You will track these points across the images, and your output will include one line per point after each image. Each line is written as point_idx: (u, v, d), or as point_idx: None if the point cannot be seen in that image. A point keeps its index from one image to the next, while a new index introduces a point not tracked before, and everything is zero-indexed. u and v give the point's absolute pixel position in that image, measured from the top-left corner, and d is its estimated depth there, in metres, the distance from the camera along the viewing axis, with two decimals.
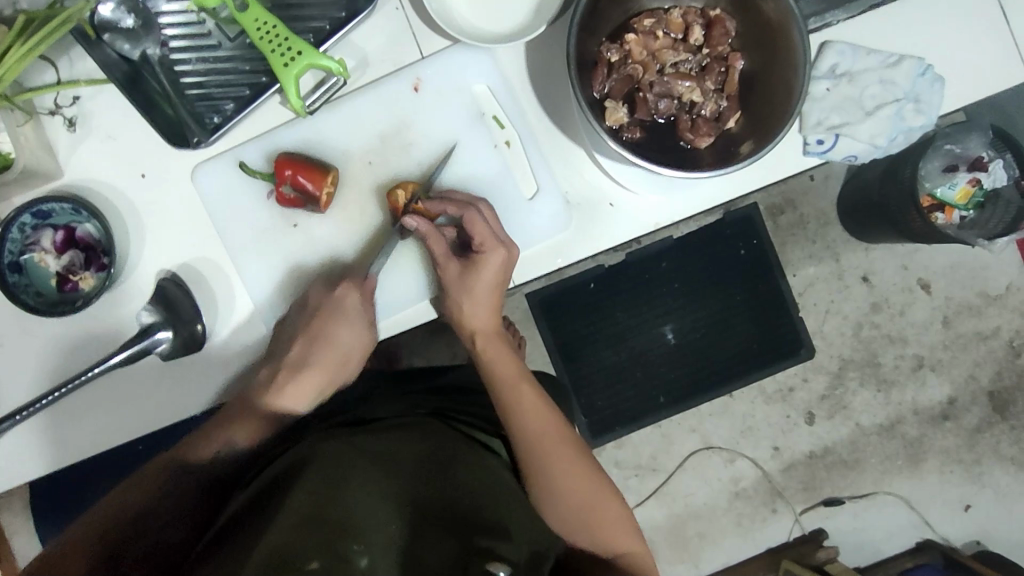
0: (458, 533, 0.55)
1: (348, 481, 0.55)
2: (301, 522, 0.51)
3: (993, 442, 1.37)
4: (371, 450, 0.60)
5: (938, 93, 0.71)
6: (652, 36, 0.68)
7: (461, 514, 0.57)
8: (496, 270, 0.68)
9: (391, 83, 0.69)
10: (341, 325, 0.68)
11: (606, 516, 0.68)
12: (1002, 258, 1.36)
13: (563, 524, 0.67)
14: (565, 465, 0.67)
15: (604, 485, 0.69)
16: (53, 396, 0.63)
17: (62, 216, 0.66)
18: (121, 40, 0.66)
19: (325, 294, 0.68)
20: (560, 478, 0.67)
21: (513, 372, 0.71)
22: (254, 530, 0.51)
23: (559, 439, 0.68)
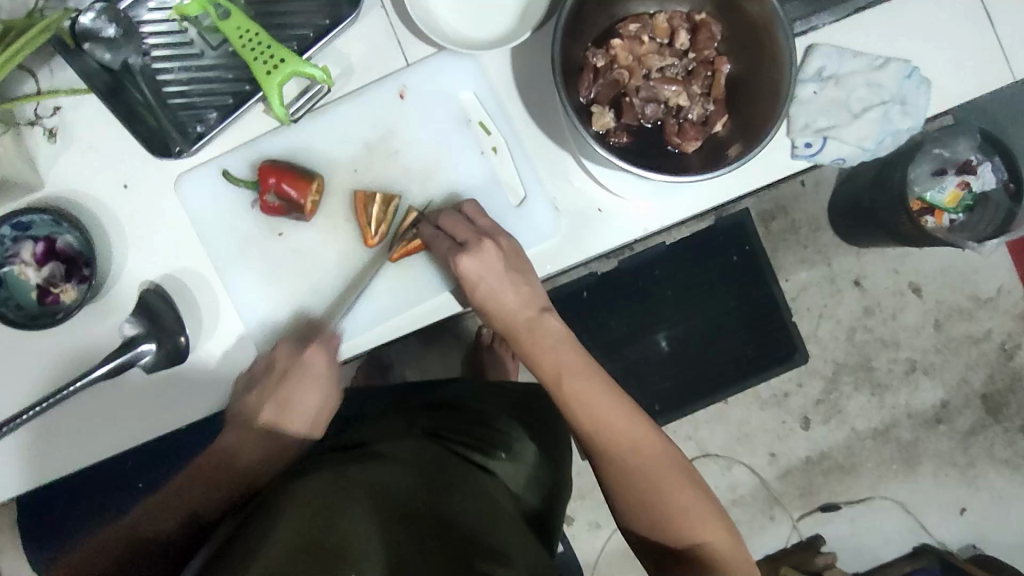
0: (461, 555, 0.52)
1: (336, 510, 0.52)
2: (298, 552, 0.48)
3: (988, 445, 1.37)
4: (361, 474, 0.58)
5: (924, 95, 0.71)
6: (638, 41, 0.68)
7: (464, 540, 0.53)
8: (485, 266, 0.65)
9: (377, 90, 0.69)
10: (306, 387, 0.65)
11: (684, 500, 0.63)
12: (992, 260, 1.36)
13: (635, 509, 0.64)
14: (627, 442, 0.64)
15: (677, 466, 0.65)
16: (34, 412, 0.62)
17: (42, 228, 0.65)
18: (101, 49, 0.65)
19: (293, 355, 0.66)
20: (626, 459, 0.64)
21: (554, 365, 0.67)
22: (241, 561, 0.48)
23: (625, 420, 0.65)
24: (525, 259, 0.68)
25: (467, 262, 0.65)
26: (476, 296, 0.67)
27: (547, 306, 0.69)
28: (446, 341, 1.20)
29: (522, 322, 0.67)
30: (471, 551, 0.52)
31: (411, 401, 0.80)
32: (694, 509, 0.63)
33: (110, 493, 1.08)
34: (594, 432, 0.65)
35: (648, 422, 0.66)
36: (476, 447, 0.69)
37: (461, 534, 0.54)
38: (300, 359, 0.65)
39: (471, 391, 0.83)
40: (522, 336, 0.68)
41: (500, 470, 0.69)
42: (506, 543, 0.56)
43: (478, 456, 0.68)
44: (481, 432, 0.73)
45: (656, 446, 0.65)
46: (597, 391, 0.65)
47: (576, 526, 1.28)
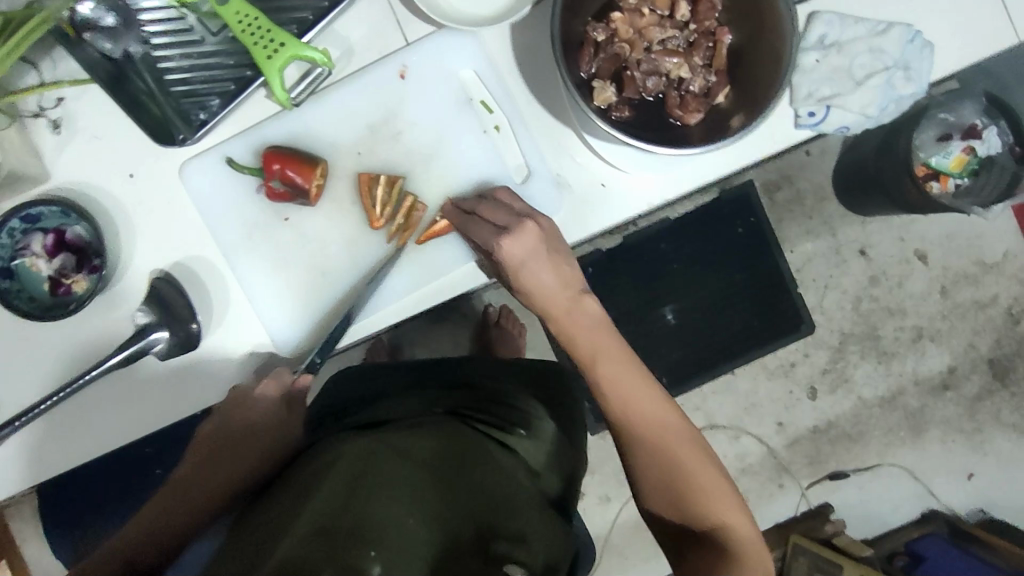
0: (479, 543, 0.54)
1: (366, 484, 0.53)
2: (321, 529, 0.49)
3: (994, 410, 1.38)
4: (385, 448, 0.58)
5: (927, 60, 0.71)
6: (638, 14, 0.67)
7: (479, 524, 0.55)
8: (526, 250, 0.64)
9: (378, 71, 0.69)
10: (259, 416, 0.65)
11: (705, 481, 0.63)
12: (998, 225, 1.36)
13: (659, 492, 0.64)
14: (654, 422, 0.65)
15: (702, 451, 0.65)
16: (52, 401, 0.63)
17: (51, 220, 0.66)
18: (103, 40, 0.64)
19: (243, 390, 0.66)
20: (655, 441, 0.64)
21: (591, 346, 0.66)
22: (266, 536, 0.49)
23: (653, 403, 0.65)
24: (564, 245, 0.67)
25: (510, 244, 0.64)
26: (517, 278, 0.65)
27: (586, 287, 0.67)
28: (454, 321, 1.21)
29: (560, 303, 0.66)
30: (485, 534, 0.55)
31: (432, 379, 0.81)
32: (716, 495, 0.63)
33: (131, 478, 1.10)
34: (625, 413, 0.65)
35: (675, 408, 0.66)
36: (497, 425, 0.70)
37: (475, 518, 0.56)
38: (252, 392, 0.66)
39: (487, 371, 0.83)
40: (561, 318, 0.66)
41: (520, 446, 0.69)
42: (523, 524, 0.59)
43: (498, 432, 0.69)
44: (499, 410, 0.73)
45: (685, 433, 0.65)
46: (634, 375, 0.66)
47: (588, 500, 1.30)
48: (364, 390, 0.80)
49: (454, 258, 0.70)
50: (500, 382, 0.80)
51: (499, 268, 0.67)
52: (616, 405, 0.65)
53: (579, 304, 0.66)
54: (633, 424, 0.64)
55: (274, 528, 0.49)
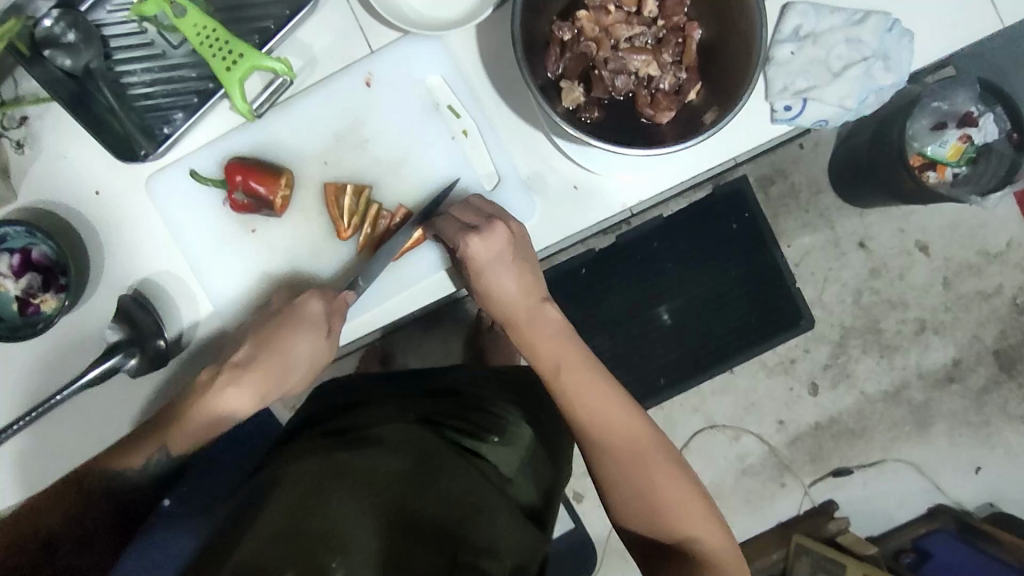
0: (447, 549, 0.52)
1: (329, 494, 0.53)
2: (273, 541, 0.48)
3: (1001, 402, 1.35)
4: (347, 461, 0.57)
5: (906, 48, 0.69)
6: (604, 11, 0.66)
7: (447, 532, 0.54)
8: (495, 251, 0.64)
9: (342, 79, 0.68)
10: (298, 334, 0.64)
11: (676, 500, 0.63)
12: (1000, 214, 1.33)
13: (632, 510, 0.64)
14: (621, 433, 0.65)
15: (669, 462, 0.65)
16: (23, 421, 0.63)
17: (17, 239, 0.65)
18: (62, 56, 0.64)
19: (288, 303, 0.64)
20: (622, 455, 0.64)
21: (556, 357, 0.67)
22: (220, 552, 0.48)
23: (619, 415, 0.65)
24: (530, 249, 0.67)
25: (478, 245, 0.63)
26: (480, 284, 0.66)
27: (547, 295, 0.69)
28: (447, 325, 1.20)
29: (522, 312, 0.67)
30: (453, 540, 0.53)
31: (416, 383, 0.81)
32: (689, 511, 0.63)
33: None
34: (590, 427, 0.65)
35: (640, 413, 0.66)
36: (469, 432, 0.69)
37: (442, 525, 0.54)
38: (295, 304, 0.64)
39: (466, 380, 0.82)
40: (520, 326, 0.67)
41: (493, 454, 0.68)
42: (492, 530, 0.57)
43: (469, 440, 0.67)
44: (473, 416, 0.72)
45: (654, 444, 0.65)
46: (597, 386, 0.66)
47: (587, 504, 1.28)
48: (351, 394, 0.80)
49: (425, 265, 0.69)
50: (479, 388, 0.79)
51: (464, 270, 0.67)
52: (581, 418, 0.65)
53: (542, 312, 0.68)
54: (594, 437, 0.65)
55: (232, 536, 0.50)
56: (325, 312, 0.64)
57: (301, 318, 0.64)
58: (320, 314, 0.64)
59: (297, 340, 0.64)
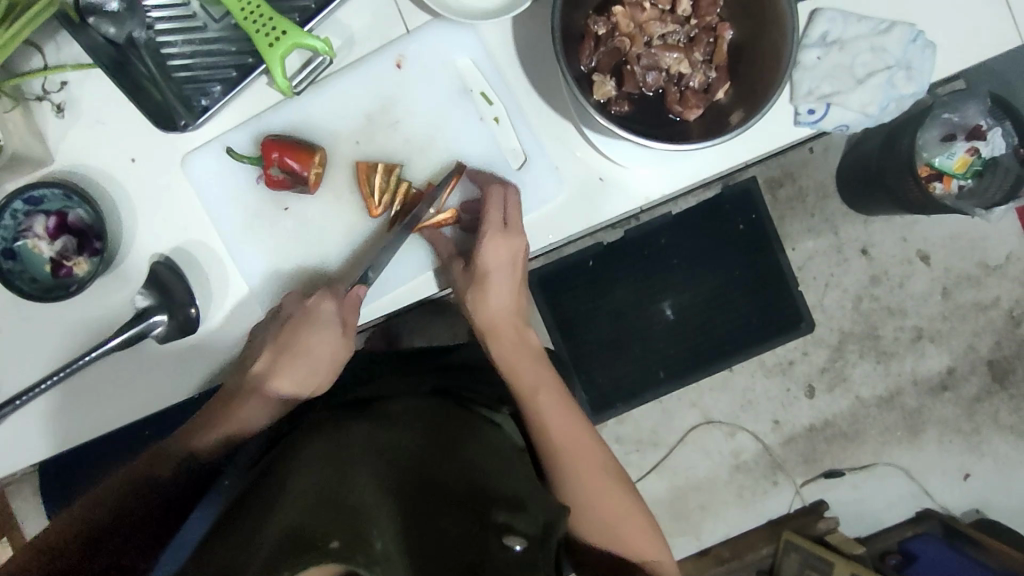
0: (475, 509, 0.53)
1: (358, 465, 0.55)
2: (313, 507, 0.49)
3: (992, 411, 1.38)
4: (365, 439, 0.58)
5: (929, 60, 0.71)
6: (639, 8, 0.67)
7: (474, 493, 0.55)
8: (501, 261, 0.67)
9: (374, 61, 0.69)
10: (313, 333, 0.66)
11: (623, 516, 0.68)
12: (1001, 227, 1.35)
13: (582, 523, 0.68)
14: (584, 454, 0.68)
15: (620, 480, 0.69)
16: (51, 380, 0.64)
17: (53, 202, 0.66)
18: (106, 24, 0.65)
19: (301, 303, 0.67)
20: (580, 475, 0.68)
21: (532, 372, 0.70)
22: (254, 519, 0.48)
23: (580, 437, 0.69)
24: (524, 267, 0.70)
25: (494, 244, 0.66)
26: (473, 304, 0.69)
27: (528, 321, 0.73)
28: (454, 311, 1.22)
29: (507, 323, 0.70)
30: (484, 502, 0.54)
31: (424, 358, 0.83)
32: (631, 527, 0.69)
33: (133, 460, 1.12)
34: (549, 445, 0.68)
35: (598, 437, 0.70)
36: (484, 403, 0.72)
37: (469, 485, 0.56)
38: (310, 305, 0.67)
39: (476, 352, 0.85)
40: (502, 337, 0.70)
41: (507, 424, 0.70)
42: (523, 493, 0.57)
43: (485, 411, 0.70)
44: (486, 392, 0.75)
45: (604, 459, 0.69)
46: (564, 407, 0.69)
47: None
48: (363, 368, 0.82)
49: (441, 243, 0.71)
50: (487, 366, 0.81)
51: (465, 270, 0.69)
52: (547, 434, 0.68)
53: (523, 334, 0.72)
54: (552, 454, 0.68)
55: (268, 503, 0.50)
56: (338, 309, 0.66)
57: (313, 313, 0.67)
58: (334, 312, 0.66)
59: (310, 337, 0.66)
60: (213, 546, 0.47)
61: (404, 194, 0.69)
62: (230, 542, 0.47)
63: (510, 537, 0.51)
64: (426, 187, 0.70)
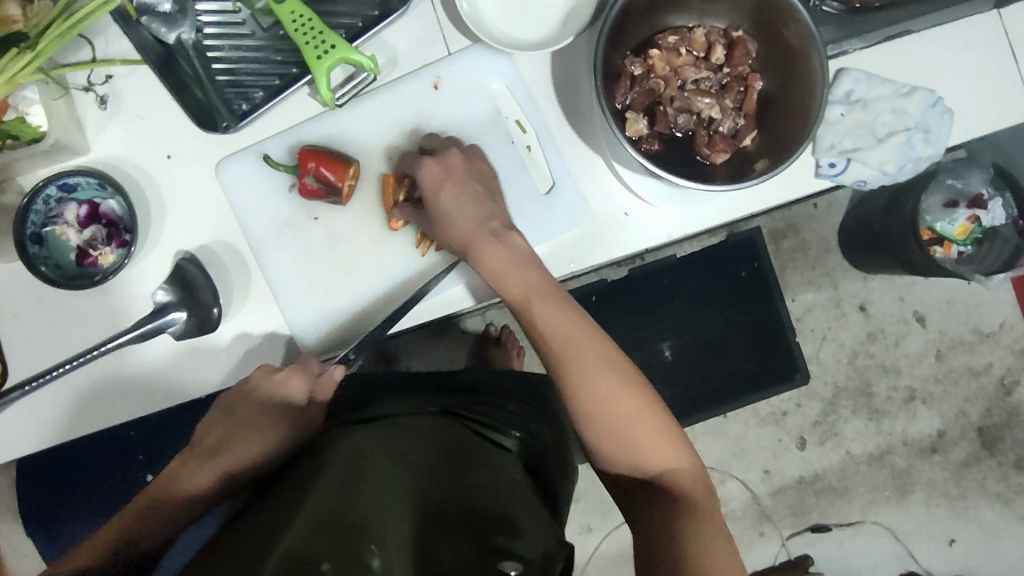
0: (473, 534, 0.53)
1: (365, 483, 0.55)
2: (318, 526, 0.50)
3: (980, 478, 1.39)
4: (370, 457, 0.58)
5: (947, 125, 0.73)
6: (675, 53, 0.70)
7: (475, 515, 0.54)
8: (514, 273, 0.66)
9: (412, 81, 0.71)
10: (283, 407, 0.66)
11: (670, 468, 0.61)
12: (996, 295, 1.38)
13: (600, 449, 0.63)
14: (624, 396, 0.62)
15: (636, 388, 0.63)
16: (61, 370, 0.63)
17: (86, 191, 0.67)
18: (158, 24, 0.68)
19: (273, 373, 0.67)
20: (619, 417, 0.62)
21: (569, 321, 0.65)
22: (262, 543, 0.49)
23: (623, 380, 0.63)
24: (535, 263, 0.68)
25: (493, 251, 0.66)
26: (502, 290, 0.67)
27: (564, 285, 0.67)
28: (457, 336, 1.22)
29: (538, 283, 0.66)
30: (484, 529, 0.53)
31: (434, 380, 0.83)
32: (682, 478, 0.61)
33: (118, 461, 1.10)
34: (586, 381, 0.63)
35: (617, 353, 0.65)
36: (492, 424, 0.71)
37: (471, 510, 0.55)
38: (282, 378, 0.67)
39: (478, 377, 0.84)
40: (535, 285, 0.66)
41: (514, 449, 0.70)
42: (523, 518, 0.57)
43: (490, 433, 0.69)
44: (493, 413, 0.74)
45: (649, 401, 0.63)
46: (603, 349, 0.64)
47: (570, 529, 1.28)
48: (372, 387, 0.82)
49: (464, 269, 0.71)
50: (498, 389, 0.81)
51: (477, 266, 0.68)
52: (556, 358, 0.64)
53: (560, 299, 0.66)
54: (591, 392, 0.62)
55: (274, 524, 0.51)
56: (311, 384, 0.68)
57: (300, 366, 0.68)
58: (305, 387, 0.67)
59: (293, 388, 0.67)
60: (225, 560, 0.49)
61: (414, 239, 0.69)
62: (235, 562, 0.48)
63: (508, 565, 0.49)
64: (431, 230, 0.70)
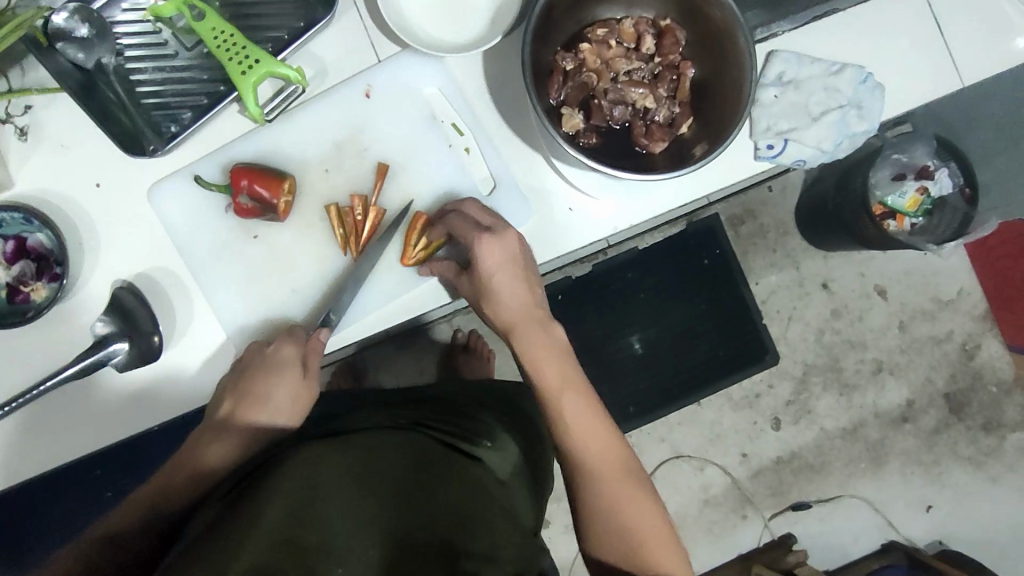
0: (442, 559, 0.51)
1: (329, 505, 0.52)
2: (277, 550, 0.47)
3: (951, 443, 1.41)
4: (341, 475, 0.55)
5: (879, 99, 0.74)
6: (606, 45, 0.70)
7: (442, 536, 0.53)
8: (508, 250, 0.66)
9: (343, 90, 0.70)
10: (273, 378, 0.64)
11: (654, 536, 0.63)
12: (952, 263, 1.41)
13: (605, 538, 0.64)
14: (611, 460, 0.65)
15: (642, 488, 0.65)
16: (1, 412, 0.62)
17: (13, 226, 0.64)
18: (74, 49, 0.65)
19: (261, 350, 0.66)
20: (607, 485, 0.64)
21: (557, 368, 0.67)
22: (219, 558, 0.46)
23: (605, 440, 0.65)
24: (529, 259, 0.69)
25: (489, 245, 0.65)
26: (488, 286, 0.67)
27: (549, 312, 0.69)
28: (424, 345, 1.21)
29: (532, 316, 0.68)
30: (451, 553, 0.52)
31: (399, 394, 0.81)
32: (663, 546, 0.63)
33: (85, 501, 1.07)
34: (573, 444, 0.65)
35: (626, 446, 0.66)
36: (464, 436, 0.69)
37: (439, 533, 0.53)
38: (268, 352, 0.65)
39: (452, 391, 0.82)
40: (522, 335, 0.68)
41: (487, 460, 0.67)
42: (492, 538, 0.56)
43: (462, 444, 0.67)
44: (466, 423, 0.72)
45: (631, 464, 0.66)
46: (592, 408, 0.66)
47: (554, 529, 1.27)
48: (334, 403, 0.80)
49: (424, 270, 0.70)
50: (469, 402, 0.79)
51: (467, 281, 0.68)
52: (568, 428, 0.65)
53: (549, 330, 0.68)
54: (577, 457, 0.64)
55: (229, 541, 0.48)
56: (300, 351, 0.66)
57: (275, 363, 0.65)
58: (295, 355, 0.66)
59: (271, 388, 0.64)
60: None
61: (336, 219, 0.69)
62: None
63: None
64: (353, 203, 0.69)
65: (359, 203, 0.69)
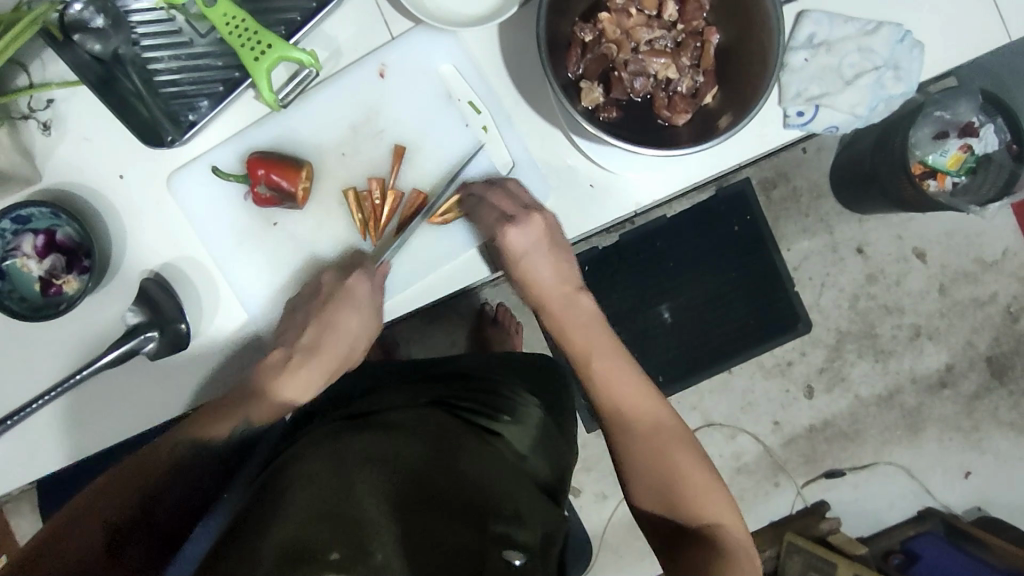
0: (472, 518, 0.53)
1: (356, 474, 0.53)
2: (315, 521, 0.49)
3: (992, 408, 1.37)
4: (365, 445, 0.56)
5: (917, 59, 0.70)
6: (625, 14, 0.67)
7: (471, 500, 0.54)
8: (531, 241, 0.66)
9: (358, 71, 0.69)
10: (352, 310, 0.67)
11: (695, 487, 0.63)
12: (996, 224, 1.35)
13: (646, 488, 0.64)
14: (648, 419, 0.66)
15: (682, 445, 0.65)
16: (44, 399, 0.63)
17: (42, 221, 0.66)
18: (91, 41, 0.64)
19: (339, 281, 0.68)
20: (642, 441, 0.65)
21: (585, 337, 0.68)
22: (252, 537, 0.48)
23: (641, 402, 0.66)
24: (562, 239, 0.68)
25: (513, 233, 0.66)
26: (516, 267, 0.68)
27: (582, 284, 0.70)
28: (450, 319, 1.21)
29: (557, 294, 0.69)
30: (480, 512, 0.54)
31: (425, 367, 0.82)
32: (706, 494, 0.63)
33: None
34: (612, 407, 0.66)
35: (664, 403, 0.67)
36: (481, 412, 0.69)
37: (467, 495, 0.55)
38: (345, 284, 0.67)
39: (477, 361, 0.83)
40: (554, 307, 0.69)
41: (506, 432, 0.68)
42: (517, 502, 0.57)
43: (483, 419, 0.67)
44: (484, 397, 0.72)
45: (668, 423, 0.66)
46: (628, 370, 0.68)
47: (585, 498, 1.28)
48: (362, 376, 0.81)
49: (455, 242, 0.70)
50: (493, 372, 0.79)
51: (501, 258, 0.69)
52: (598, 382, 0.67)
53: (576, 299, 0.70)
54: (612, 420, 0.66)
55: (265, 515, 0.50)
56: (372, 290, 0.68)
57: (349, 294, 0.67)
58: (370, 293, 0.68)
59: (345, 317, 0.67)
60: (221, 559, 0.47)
61: (354, 204, 0.69)
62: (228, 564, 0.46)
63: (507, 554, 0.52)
64: (370, 184, 0.69)
65: (375, 185, 0.69)
